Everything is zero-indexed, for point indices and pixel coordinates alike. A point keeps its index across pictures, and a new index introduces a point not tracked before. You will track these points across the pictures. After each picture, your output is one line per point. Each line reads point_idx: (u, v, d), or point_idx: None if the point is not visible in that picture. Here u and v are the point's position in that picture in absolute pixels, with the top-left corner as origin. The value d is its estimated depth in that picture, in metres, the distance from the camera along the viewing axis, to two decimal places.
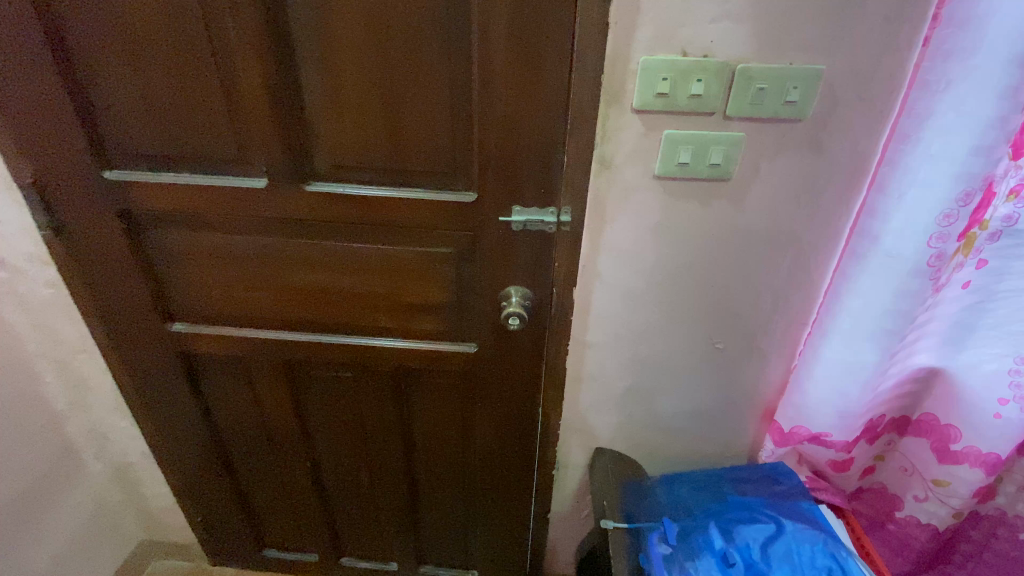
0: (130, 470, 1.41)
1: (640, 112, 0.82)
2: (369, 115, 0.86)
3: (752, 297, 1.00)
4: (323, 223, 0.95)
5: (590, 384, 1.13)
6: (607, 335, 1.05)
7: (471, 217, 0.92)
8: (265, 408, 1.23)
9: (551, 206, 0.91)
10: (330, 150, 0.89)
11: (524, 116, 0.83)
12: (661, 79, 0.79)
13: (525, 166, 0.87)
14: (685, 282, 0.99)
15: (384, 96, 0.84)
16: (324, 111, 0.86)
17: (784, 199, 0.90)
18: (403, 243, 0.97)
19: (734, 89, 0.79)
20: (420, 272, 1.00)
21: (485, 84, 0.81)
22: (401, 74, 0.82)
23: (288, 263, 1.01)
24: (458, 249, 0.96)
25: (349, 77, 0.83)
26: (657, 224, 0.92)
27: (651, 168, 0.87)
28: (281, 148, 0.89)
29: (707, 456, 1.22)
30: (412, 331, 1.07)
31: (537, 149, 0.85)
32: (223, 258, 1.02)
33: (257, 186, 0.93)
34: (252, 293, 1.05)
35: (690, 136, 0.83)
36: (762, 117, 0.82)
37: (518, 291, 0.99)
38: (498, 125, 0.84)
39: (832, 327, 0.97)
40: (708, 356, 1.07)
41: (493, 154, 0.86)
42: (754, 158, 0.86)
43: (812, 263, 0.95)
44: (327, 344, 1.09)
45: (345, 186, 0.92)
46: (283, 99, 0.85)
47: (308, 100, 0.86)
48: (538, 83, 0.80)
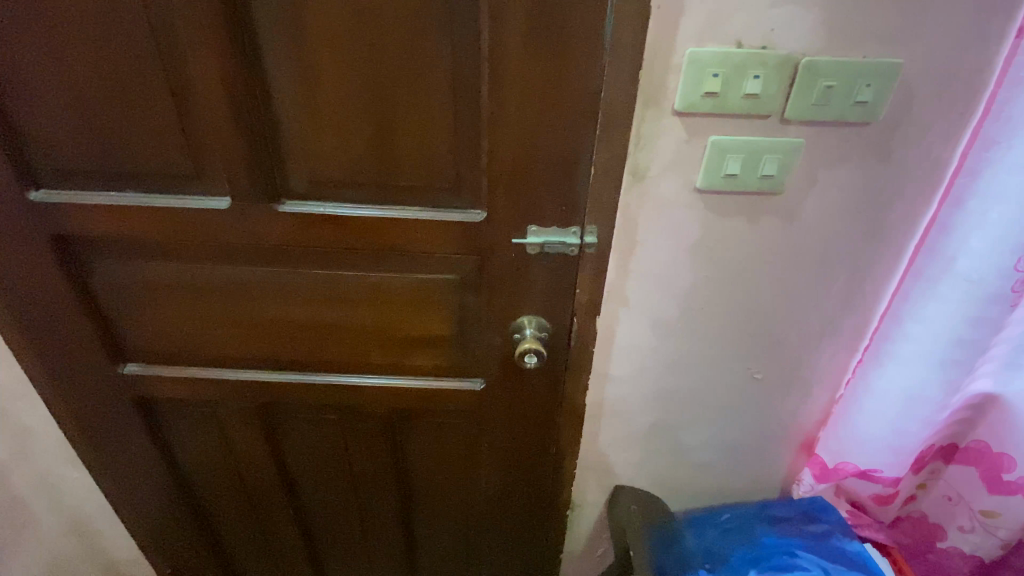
0: (87, 523, 1.24)
1: (682, 115, 0.69)
2: (354, 121, 0.71)
3: (798, 322, 0.88)
4: (302, 248, 0.80)
5: (611, 419, 1.00)
6: (632, 367, 0.92)
7: (478, 239, 0.78)
8: (239, 454, 1.08)
9: (573, 225, 0.77)
10: (307, 163, 0.74)
11: (544, 121, 0.69)
12: (710, 75, 0.65)
13: (543, 179, 0.73)
14: (724, 308, 0.86)
15: (373, 97, 0.69)
16: (299, 116, 0.71)
17: (843, 215, 0.78)
18: (398, 270, 0.82)
19: (796, 87, 0.66)
20: (417, 302, 0.85)
21: (497, 83, 0.66)
22: (393, 71, 0.67)
23: (260, 294, 0.85)
24: (462, 276, 0.82)
25: (330, 74, 0.68)
26: (695, 244, 0.79)
27: (692, 179, 0.73)
28: (248, 162, 0.73)
29: (737, 491, 1.11)
30: (408, 367, 0.93)
31: (559, 159, 0.71)
32: (182, 290, 0.86)
33: (219, 207, 0.77)
34: (220, 328, 0.90)
35: (740, 142, 0.70)
36: (825, 120, 0.69)
37: (533, 321, 0.85)
38: (512, 133, 0.69)
39: (889, 355, 0.86)
40: (745, 387, 0.96)
41: (506, 167, 0.72)
42: (812, 168, 0.73)
43: (868, 285, 0.84)
44: (310, 383, 0.95)
45: (327, 205, 0.76)
46: (248, 102, 0.69)
47: (279, 103, 0.70)
48: (562, 82, 0.66)
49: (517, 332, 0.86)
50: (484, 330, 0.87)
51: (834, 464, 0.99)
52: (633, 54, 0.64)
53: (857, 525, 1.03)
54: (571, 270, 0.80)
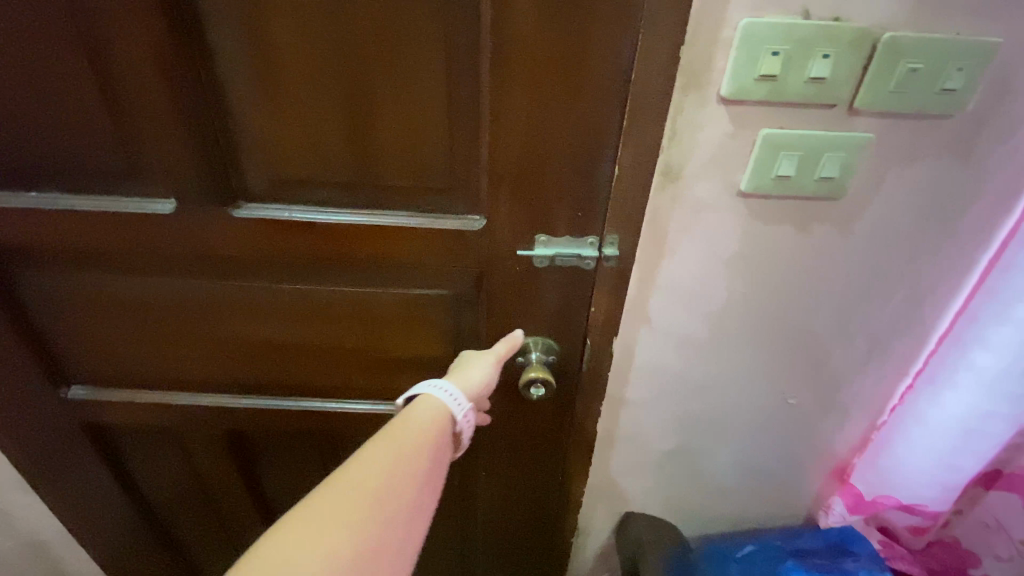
0: (46, 549, 1.12)
1: (729, 103, 0.56)
2: (325, 108, 0.57)
3: (843, 344, 0.77)
4: (268, 260, 0.67)
5: (624, 445, 0.89)
6: (652, 391, 0.81)
7: (477, 250, 0.65)
8: (207, 480, 0.96)
9: (589, 234, 0.64)
10: (269, 160, 0.60)
11: (560, 109, 0.56)
12: (768, 54, 0.52)
13: (557, 180, 0.60)
14: (760, 328, 0.75)
15: (348, 79, 0.55)
16: (256, 101, 0.57)
17: (909, 225, 0.66)
18: (382, 285, 0.69)
19: (872, 70, 0.53)
20: (405, 321, 0.73)
21: (503, 61, 0.53)
22: (372, 45, 0.54)
23: (221, 311, 0.73)
24: (458, 291, 0.70)
25: (292, 49, 0.54)
26: (732, 255, 0.67)
27: (735, 181, 0.61)
28: (196, 158, 0.60)
29: (759, 518, 1.01)
30: (396, 392, 0.81)
31: (576, 156, 0.58)
32: (128, 306, 0.73)
33: (164, 211, 0.64)
34: (177, 348, 0.77)
35: (796, 137, 0.58)
36: (901, 112, 0.57)
37: (539, 344, 0.73)
38: (520, 124, 0.56)
39: (946, 382, 0.75)
40: (778, 413, 0.85)
41: (513, 166, 0.59)
42: (878, 168, 0.61)
43: (928, 304, 0.72)
44: (283, 409, 0.83)
45: (295, 210, 0.63)
46: (192, 84, 0.56)
47: (230, 85, 0.56)
48: (583, 60, 0.53)
49: (521, 356, 0.74)
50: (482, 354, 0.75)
51: (871, 497, 0.90)
52: (673, 23, 0.51)
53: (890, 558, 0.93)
54: (586, 287, 0.68)
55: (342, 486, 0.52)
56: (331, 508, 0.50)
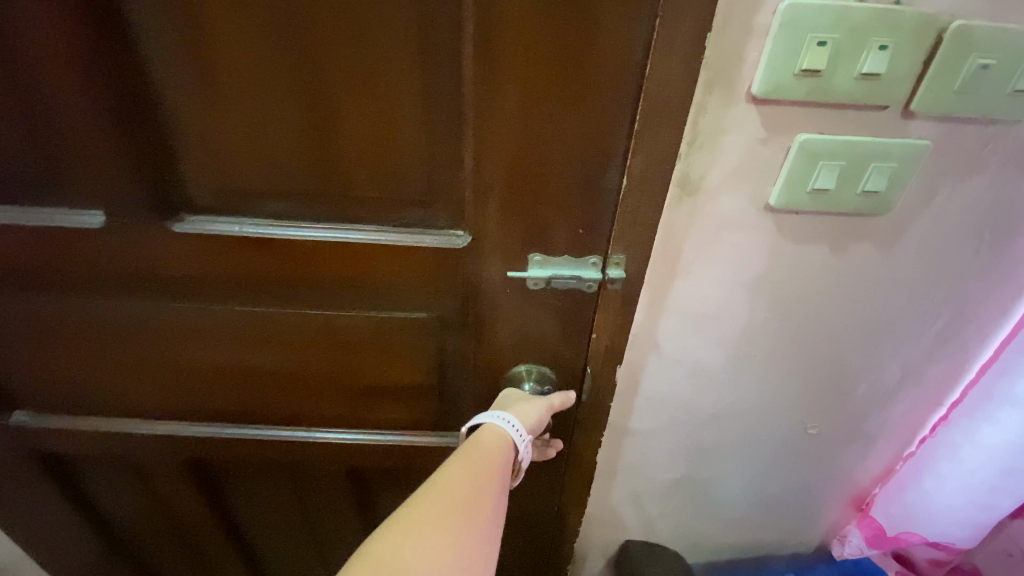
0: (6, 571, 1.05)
1: (761, 103, 0.47)
2: (280, 107, 0.48)
3: (873, 372, 0.69)
4: (222, 280, 0.58)
5: (627, 474, 0.81)
6: (659, 420, 0.73)
7: (463, 271, 0.57)
8: (171, 508, 0.88)
9: (592, 256, 0.55)
10: (217, 167, 0.51)
11: (559, 109, 0.46)
12: (813, 44, 0.43)
13: (554, 193, 0.51)
14: (782, 356, 0.67)
15: (306, 72, 0.46)
16: (194, 97, 0.48)
17: (957, 245, 0.57)
18: (355, 308, 0.60)
19: (936, 66, 0.44)
20: (382, 348, 0.64)
21: (494, 52, 0.44)
22: (333, 30, 0.44)
23: (171, 335, 0.64)
24: (439, 316, 0.61)
25: (235, 36, 0.45)
26: (755, 277, 0.59)
27: (764, 194, 0.52)
28: (129, 164, 0.50)
29: (770, 548, 0.94)
30: (375, 421, 0.72)
31: (578, 165, 0.49)
32: (68, 329, 0.64)
33: (93, 225, 0.54)
34: (124, 375, 0.69)
35: (838, 145, 0.49)
36: (963, 116, 0.48)
37: (531, 372, 0.64)
38: (513, 128, 0.47)
39: (984, 415, 0.66)
40: (796, 444, 0.77)
41: (505, 176, 0.50)
42: (929, 180, 0.52)
43: (971, 330, 0.64)
44: (249, 439, 0.74)
45: (249, 225, 0.54)
46: (119, 76, 0.46)
47: (166, 78, 0.47)
48: (586, 51, 0.44)
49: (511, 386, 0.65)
50: (470, 383, 0.66)
51: (894, 532, 0.83)
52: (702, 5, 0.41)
53: None
54: (589, 312, 0.59)
55: (431, 501, 0.47)
56: (425, 520, 0.44)
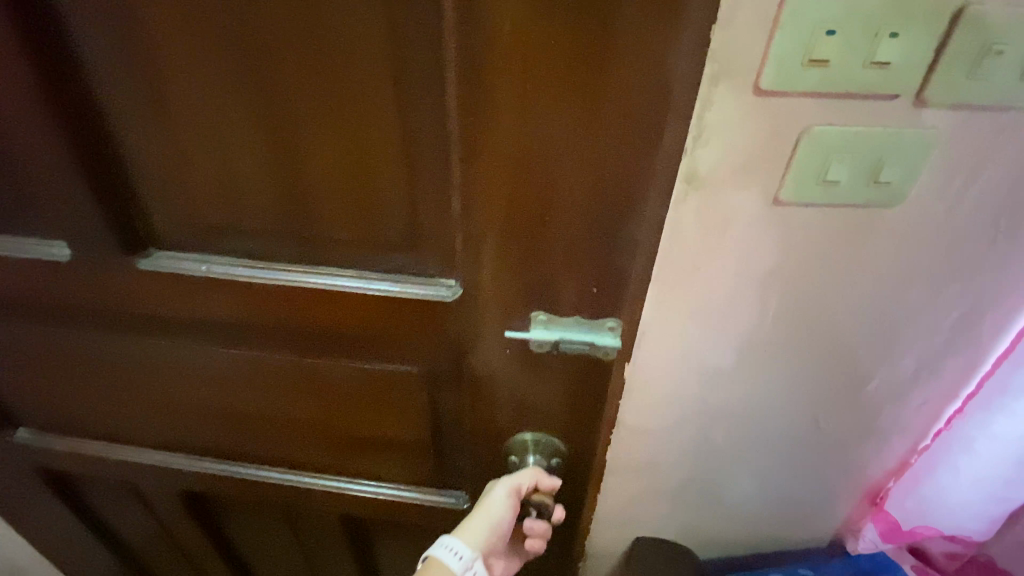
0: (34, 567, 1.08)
1: (769, 95, 0.46)
2: (250, 146, 0.47)
3: (885, 366, 0.68)
4: (203, 320, 0.59)
5: (638, 472, 0.81)
6: (669, 417, 0.73)
7: (447, 324, 0.55)
8: (171, 525, 0.87)
9: (608, 319, 0.52)
10: (191, 203, 0.51)
11: (550, 164, 0.43)
12: (822, 33, 0.42)
13: (543, 253, 0.48)
14: (790, 353, 0.66)
15: (290, 110, 0.45)
16: (163, 139, 0.48)
17: (972, 236, 0.56)
18: (337, 357, 0.61)
19: (949, 53, 0.43)
20: (385, 389, 0.63)
21: (481, 95, 0.40)
22: (303, 74, 0.43)
23: (155, 369, 0.65)
24: (421, 370, 0.60)
25: (201, 78, 0.44)
26: (765, 273, 0.58)
27: (773, 188, 0.51)
28: (139, 194, 0.52)
29: (782, 543, 0.93)
30: (358, 468, 0.72)
31: (571, 223, 0.46)
32: (72, 349, 0.64)
33: (59, 259, 0.56)
34: (112, 404, 0.70)
35: (848, 136, 0.48)
36: (977, 103, 0.47)
37: (535, 441, 0.62)
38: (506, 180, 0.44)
39: (1000, 408, 0.65)
40: (809, 439, 0.77)
41: (499, 227, 0.47)
42: (944, 170, 0.51)
43: (988, 322, 0.63)
44: (235, 470, 0.75)
45: (223, 265, 0.55)
46: (124, 116, 0.47)
47: (142, 116, 0.47)
48: (582, 102, 0.40)
49: (515, 454, 0.63)
50: (472, 433, 0.64)
51: (909, 526, 0.83)
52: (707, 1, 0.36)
53: None
54: (597, 369, 0.55)
55: None
56: None
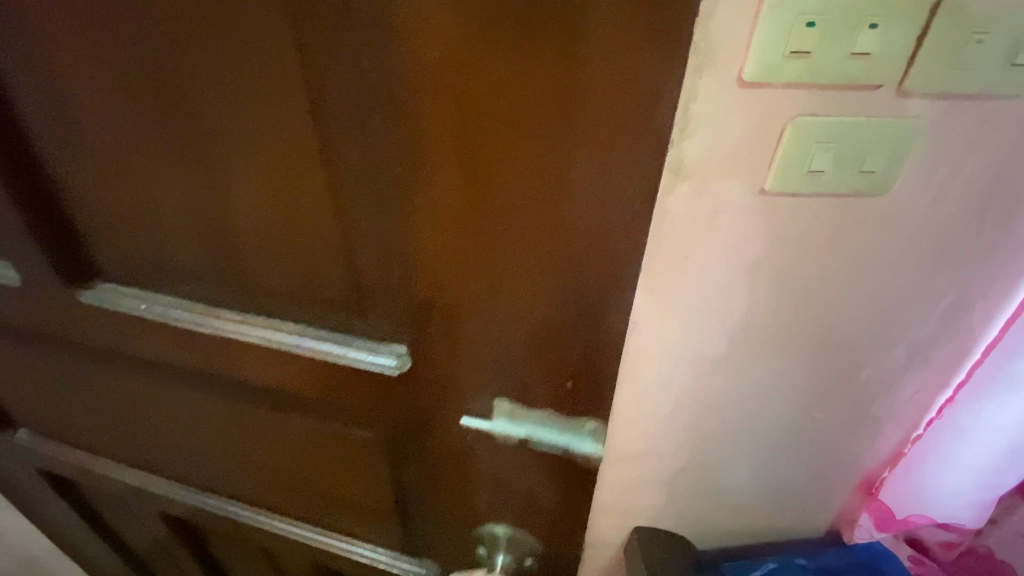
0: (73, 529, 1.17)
1: (753, 86, 0.47)
2: (252, 221, 0.60)
3: (876, 356, 0.69)
4: (216, 362, 0.74)
5: (634, 462, 0.82)
6: (663, 407, 0.74)
7: (399, 386, 0.68)
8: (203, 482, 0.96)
9: (590, 422, 0.64)
10: (210, 264, 0.66)
11: (479, 261, 0.54)
12: (802, 24, 0.43)
13: (473, 332, 0.60)
14: (782, 343, 0.67)
15: (284, 203, 0.57)
16: (196, 220, 0.62)
17: (957, 226, 0.57)
18: (320, 409, 0.76)
19: (929, 42, 0.44)
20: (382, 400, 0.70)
21: (424, 203, 0.52)
22: (295, 178, 0.55)
23: (188, 394, 0.82)
24: (383, 434, 0.75)
25: (221, 174, 0.57)
26: (753, 263, 0.59)
27: (760, 179, 0.52)
28: (184, 238, 0.64)
29: (780, 534, 0.94)
30: (334, 496, 0.87)
31: (497, 308, 0.57)
32: (126, 331, 0.74)
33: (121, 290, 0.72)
34: (155, 410, 0.86)
35: (833, 126, 0.49)
36: (960, 93, 0.47)
37: (505, 537, 0.78)
38: (438, 208, 0.51)
39: (990, 395, 0.66)
40: (802, 429, 0.78)
41: (437, 255, 0.54)
42: (929, 159, 0.52)
43: (977, 312, 0.64)
44: (240, 478, 0.92)
45: (231, 317, 0.70)
46: (175, 195, 0.61)
47: (187, 195, 0.60)
48: (500, 220, 0.51)
49: (485, 544, 0.79)
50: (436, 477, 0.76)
51: (903, 514, 0.83)
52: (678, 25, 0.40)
53: None
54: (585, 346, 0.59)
55: None
56: None
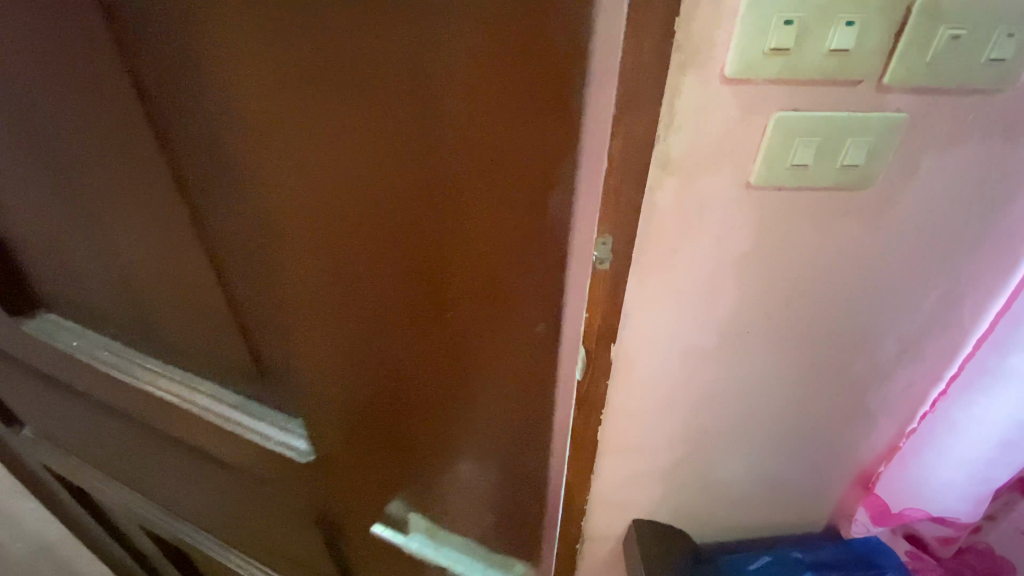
0: (81, 526, 1.20)
1: (735, 84, 0.48)
2: (124, 313, 0.55)
3: (865, 350, 0.70)
4: (128, 434, 0.73)
5: (629, 455, 0.83)
6: (657, 400, 0.75)
7: (284, 492, 0.62)
8: None
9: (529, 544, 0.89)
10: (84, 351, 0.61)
11: (350, 397, 0.46)
12: (780, 23, 0.45)
13: (357, 464, 0.52)
14: (773, 335, 0.68)
15: (150, 304, 0.52)
16: (79, 297, 0.58)
17: (941, 221, 0.58)
18: (222, 494, 0.73)
19: (906, 39, 0.45)
20: (306, 487, 0.59)
21: (273, 324, 0.43)
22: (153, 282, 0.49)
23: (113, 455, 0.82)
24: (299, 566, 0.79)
25: (90, 266, 0.53)
26: (741, 256, 0.60)
27: (745, 173, 0.54)
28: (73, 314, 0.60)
29: (777, 527, 0.95)
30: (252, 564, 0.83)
31: (379, 442, 0.49)
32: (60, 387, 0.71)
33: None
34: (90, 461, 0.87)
35: (815, 121, 0.50)
36: (938, 88, 0.49)
37: None
38: (305, 323, 0.42)
39: (982, 387, 0.67)
40: (797, 422, 0.79)
41: (314, 376, 0.46)
42: (911, 154, 0.53)
43: (966, 306, 0.65)
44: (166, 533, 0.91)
45: (98, 393, 0.63)
46: (64, 275, 0.56)
47: (70, 274, 0.56)
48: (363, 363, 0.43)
49: None
50: None
51: (898, 509, 0.84)
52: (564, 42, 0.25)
53: (919, 570, 0.87)
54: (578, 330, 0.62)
55: None
56: None
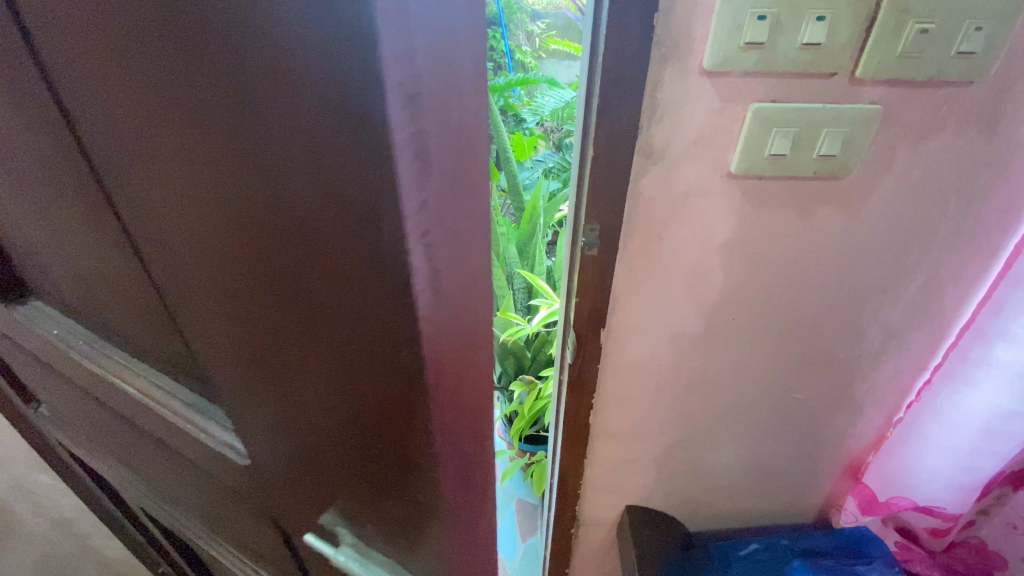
0: (98, 502, 1.26)
1: (714, 76, 0.51)
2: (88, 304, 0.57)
3: (850, 338, 0.72)
4: (106, 423, 0.74)
5: (621, 440, 0.86)
6: (647, 385, 0.78)
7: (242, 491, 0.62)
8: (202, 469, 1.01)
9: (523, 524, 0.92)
10: (57, 339, 0.63)
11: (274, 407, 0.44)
12: (754, 18, 0.47)
13: (295, 473, 0.50)
14: (758, 323, 0.70)
15: (104, 299, 0.53)
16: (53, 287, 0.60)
17: (920, 211, 0.60)
18: (194, 488, 0.74)
19: (875, 33, 0.48)
20: (258, 490, 0.58)
21: (195, 328, 0.42)
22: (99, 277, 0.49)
23: (97, 445, 0.84)
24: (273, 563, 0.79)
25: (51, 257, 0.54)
26: (725, 244, 0.63)
27: (726, 162, 0.56)
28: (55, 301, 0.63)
29: (768, 515, 0.97)
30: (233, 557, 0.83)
31: (310, 454, 0.47)
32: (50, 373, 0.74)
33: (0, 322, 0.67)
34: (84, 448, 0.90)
35: (791, 111, 0.52)
36: (910, 80, 0.51)
37: None
38: (217, 329, 0.39)
39: (965, 377, 0.67)
40: (785, 410, 0.81)
41: (240, 384, 0.44)
42: (888, 144, 0.55)
43: (948, 295, 0.67)
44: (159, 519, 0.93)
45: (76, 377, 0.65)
46: (37, 263, 0.58)
47: (41, 263, 0.57)
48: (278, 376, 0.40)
49: None
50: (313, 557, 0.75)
51: (885, 497, 0.85)
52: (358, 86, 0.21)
53: (908, 560, 0.87)
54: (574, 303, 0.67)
55: None
56: None
